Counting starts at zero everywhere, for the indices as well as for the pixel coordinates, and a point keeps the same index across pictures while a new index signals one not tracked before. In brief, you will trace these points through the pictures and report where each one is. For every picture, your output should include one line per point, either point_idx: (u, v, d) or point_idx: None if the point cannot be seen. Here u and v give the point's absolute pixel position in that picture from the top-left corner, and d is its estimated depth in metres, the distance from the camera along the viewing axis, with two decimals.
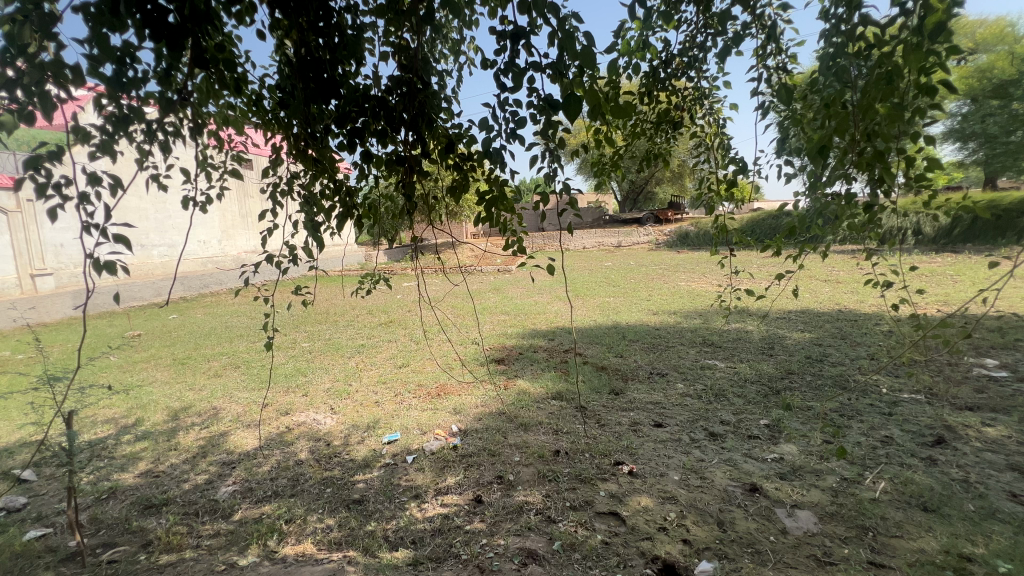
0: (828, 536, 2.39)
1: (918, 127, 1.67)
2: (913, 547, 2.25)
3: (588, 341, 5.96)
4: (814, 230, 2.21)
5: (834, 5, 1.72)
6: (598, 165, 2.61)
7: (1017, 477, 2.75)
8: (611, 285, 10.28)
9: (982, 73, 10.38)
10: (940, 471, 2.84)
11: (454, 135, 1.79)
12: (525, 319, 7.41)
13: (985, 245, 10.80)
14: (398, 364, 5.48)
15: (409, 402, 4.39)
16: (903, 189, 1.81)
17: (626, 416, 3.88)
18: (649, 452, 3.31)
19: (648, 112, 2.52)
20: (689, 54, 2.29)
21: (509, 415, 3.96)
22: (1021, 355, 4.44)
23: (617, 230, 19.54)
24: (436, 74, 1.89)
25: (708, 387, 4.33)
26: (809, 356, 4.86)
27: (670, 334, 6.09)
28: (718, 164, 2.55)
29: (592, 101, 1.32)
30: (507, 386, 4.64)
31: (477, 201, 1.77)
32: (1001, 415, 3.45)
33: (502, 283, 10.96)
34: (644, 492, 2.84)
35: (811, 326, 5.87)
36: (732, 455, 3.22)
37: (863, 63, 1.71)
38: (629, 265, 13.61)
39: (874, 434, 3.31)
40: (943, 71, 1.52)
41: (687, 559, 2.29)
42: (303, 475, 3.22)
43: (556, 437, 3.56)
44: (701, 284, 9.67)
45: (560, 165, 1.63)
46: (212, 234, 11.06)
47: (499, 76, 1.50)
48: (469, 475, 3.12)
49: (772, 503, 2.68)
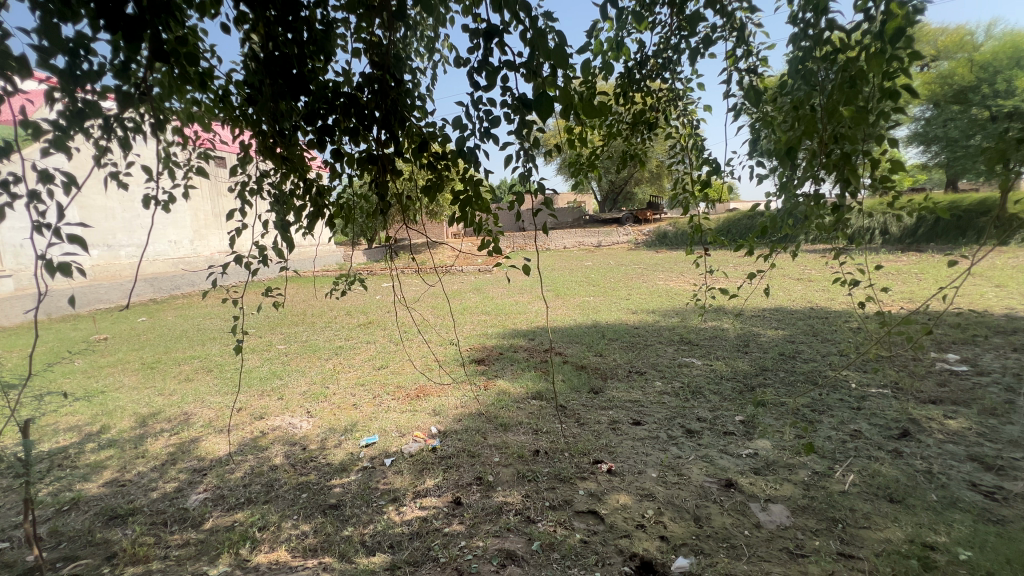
0: (800, 529, 2.44)
1: (882, 132, 1.72)
2: (881, 538, 2.32)
3: (568, 341, 5.98)
4: (785, 230, 2.26)
5: (802, 10, 1.76)
6: (575, 165, 2.61)
7: (976, 467, 2.86)
8: (591, 284, 10.37)
9: (943, 80, 10.83)
10: (905, 463, 2.94)
11: (428, 133, 1.77)
12: (506, 319, 7.42)
13: (946, 244, 11.25)
14: (377, 365, 5.42)
15: (388, 404, 4.33)
16: (869, 190, 1.85)
17: (605, 414, 3.91)
18: (628, 450, 3.33)
19: (624, 113, 2.54)
20: (663, 56, 2.31)
21: (489, 415, 3.95)
22: (979, 350, 4.64)
23: (597, 230, 19.70)
24: (409, 71, 1.86)
25: (685, 384, 4.40)
26: (783, 353, 4.98)
27: (648, 332, 6.17)
28: (692, 165, 2.57)
29: (564, 101, 1.32)
30: (488, 386, 4.63)
31: (451, 201, 1.74)
32: (962, 407, 3.59)
33: (482, 283, 10.93)
34: (623, 490, 2.86)
35: (784, 324, 6.03)
36: (708, 451, 3.27)
37: (831, 67, 1.74)
38: (609, 265, 13.73)
39: (844, 428, 3.41)
40: (906, 76, 1.57)
41: (665, 556, 2.31)
42: (277, 480, 3.14)
43: (535, 437, 3.56)
44: (679, 283, 9.83)
45: (534, 165, 1.61)
46: (182, 234, 10.79)
47: (472, 75, 1.49)
48: (449, 477, 3.09)
49: (747, 498, 2.73)
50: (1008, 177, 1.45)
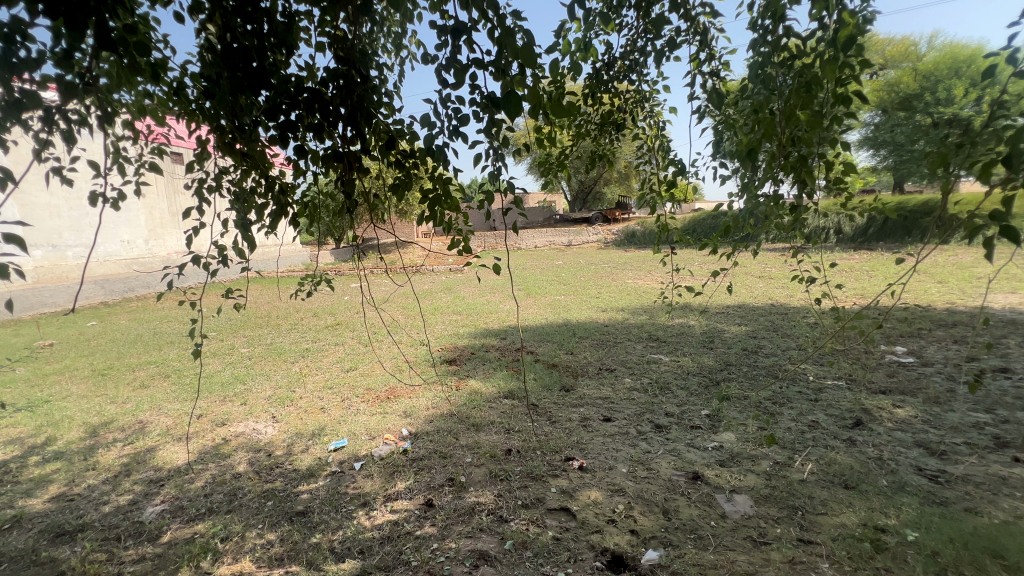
0: (762, 517, 2.53)
1: (836, 136, 1.80)
2: (837, 523, 2.43)
3: (539, 339, 6.01)
4: (746, 230, 2.34)
5: (761, 16, 1.82)
6: (545, 165, 2.62)
7: (922, 452, 3.04)
8: (562, 283, 10.46)
9: (891, 88, 11.45)
10: (858, 451, 3.10)
11: (396, 131, 1.73)
12: (477, 318, 7.39)
13: (895, 243, 11.90)
14: (346, 367, 5.30)
15: (357, 406, 4.24)
16: (824, 191, 1.93)
17: (576, 411, 3.95)
18: (599, 446, 3.38)
19: (592, 113, 2.56)
20: (630, 58, 2.35)
21: (461, 416, 3.92)
22: (924, 342, 4.93)
23: (568, 229, 19.88)
24: (376, 68, 1.82)
25: (654, 380, 4.49)
26: (746, 348, 5.15)
27: (618, 330, 6.27)
28: (659, 166, 2.62)
29: (533, 100, 1.32)
30: (460, 386, 4.60)
31: (420, 200, 1.72)
32: (909, 397, 3.80)
33: (453, 282, 10.86)
34: (594, 486, 2.90)
35: (747, 320, 6.24)
36: (675, 445, 3.35)
37: (789, 72, 1.81)
38: (579, 264, 13.88)
39: (803, 419, 3.55)
40: (857, 83, 1.65)
41: (635, 549, 2.36)
42: (240, 488, 3.03)
43: (508, 436, 3.56)
44: (647, 282, 10.04)
45: (504, 164, 1.61)
46: (136, 233, 10.30)
47: (441, 72, 1.47)
48: (420, 479, 3.06)
49: (713, 490, 2.81)
50: (950, 180, 1.54)
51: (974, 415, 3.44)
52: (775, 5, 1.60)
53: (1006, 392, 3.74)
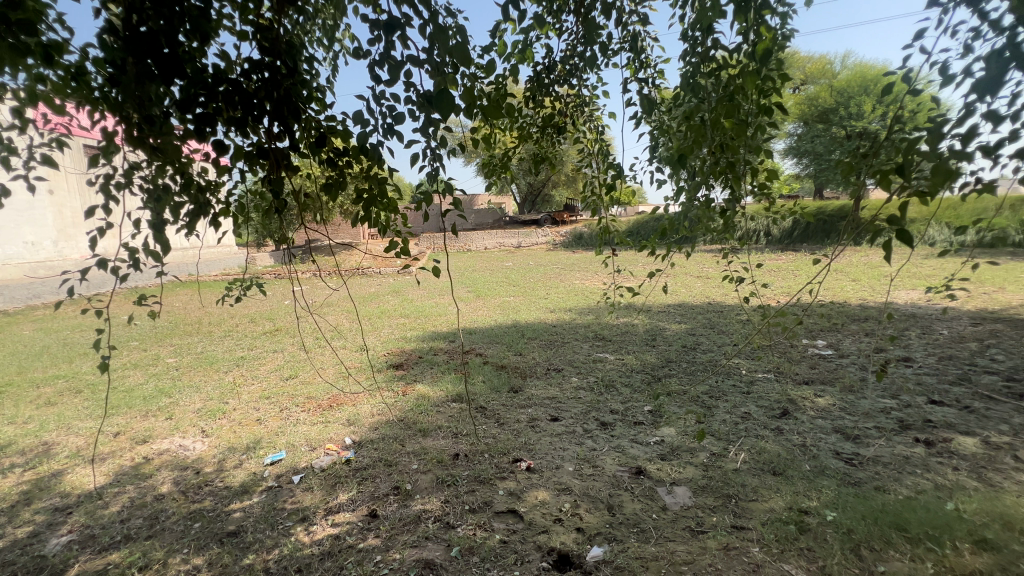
0: (700, 507, 2.64)
1: (761, 144, 1.91)
2: (766, 508, 2.58)
3: (488, 341, 6.00)
4: (682, 232, 2.44)
5: (692, 28, 1.90)
6: (489, 166, 2.61)
7: (839, 437, 3.29)
8: (511, 284, 10.51)
9: (811, 102, 12.43)
10: (785, 439, 3.31)
11: (327, 128, 1.66)
12: (426, 321, 7.26)
13: (816, 244, 12.92)
14: (284, 376, 5.02)
15: (297, 416, 4.04)
16: (751, 197, 2.04)
17: (524, 412, 3.97)
18: (546, 446, 3.40)
19: (534, 116, 2.58)
20: (569, 63, 2.39)
21: (407, 422, 3.82)
22: (841, 335, 5.37)
23: (517, 231, 20.03)
24: (305, 61, 1.73)
25: (599, 379, 4.59)
26: (686, 345, 5.39)
27: (566, 330, 6.37)
28: (599, 169, 2.67)
29: (467, 100, 1.30)
30: (407, 391, 4.49)
31: (354, 200, 1.65)
32: (828, 386, 4.12)
33: (401, 285, 10.63)
34: (542, 486, 2.92)
35: (686, 318, 6.53)
36: (620, 442, 3.44)
37: (718, 82, 1.90)
38: (529, 265, 14.01)
39: (736, 411, 3.76)
40: (777, 95, 1.75)
41: (580, 547, 2.39)
42: (163, 511, 2.79)
43: (456, 440, 3.51)
44: (593, 282, 10.30)
45: (442, 164, 1.58)
46: (43, 233, 9.17)
47: (373, 68, 1.42)
48: (364, 490, 2.94)
49: (655, 483, 2.91)
50: (858, 186, 1.67)
51: (882, 401, 3.78)
52: (704, 17, 1.68)
53: (909, 379, 4.14)
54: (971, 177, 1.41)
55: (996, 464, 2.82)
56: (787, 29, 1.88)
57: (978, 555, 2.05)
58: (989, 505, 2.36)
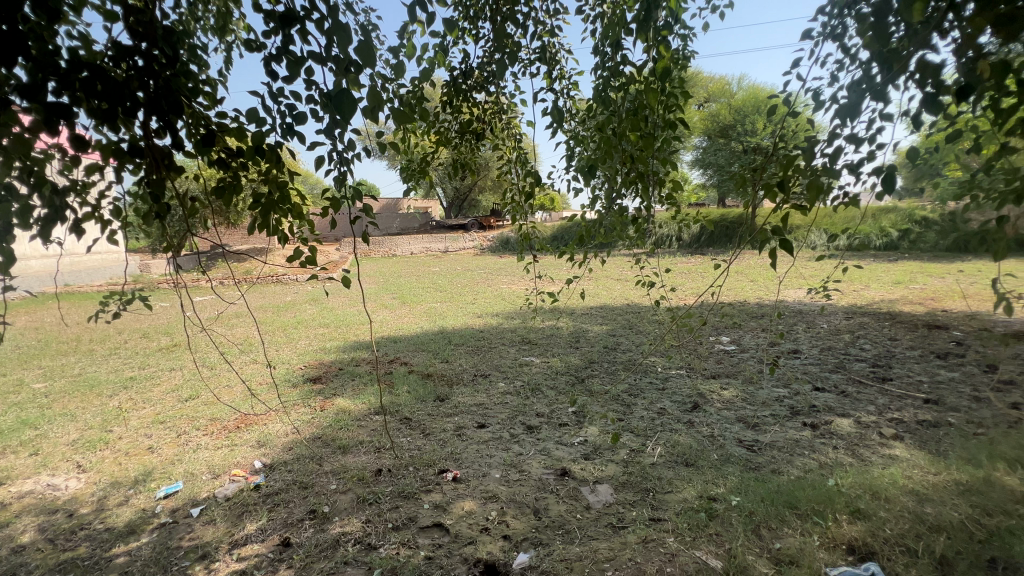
0: (621, 503, 2.74)
1: (667, 156, 2.02)
2: (680, 498, 2.74)
3: (414, 349, 5.83)
4: (599, 239, 2.52)
5: (603, 43, 1.97)
6: (406, 170, 2.53)
7: (742, 426, 3.59)
8: (438, 290, 10.35)
9: (713, 118, 13.57)
10: (696, 431, 3.55)
11: (217, 125, 1.50)
12: (347, 330, 6.91)
13: (720, 248, 14.11)
14: (183, 397, 4.51)
15: (197, 441, 3.64)
16: (659, 206, 2.16)
17: (451, 421, 3.89)
18: (473, 454, 3.36)
19: (452, 121, 2.54)
20: (486, 69, 2.38)
21: (325, 439, 3.59)
22: (742, 332, 5.89)
23: (444, 236, 19.79)
24: (191, 51, 1.57)
25: (526, 383, 4.63)
26: (607, 346, 5.60)
27: (493, 335, 6.37)
28: (520, 176, 2.69)
29: (373, 102, 1.23)
30: (325, 405, 4.23)
31: (250, 205, 1.51)
32: (732, 379, 4.49)
33: (321, 292, 10.05)
34: (468, 496, 2.87)
35: (607, 320, 6.81)
36: (545, 444, 3.48)
37: (627, 96, 1.98)
38: (456, 270, 13.89)
39: (653, 407, 3.97)
40: (680, 111, 1.87)
41: (507, 555, 2.37)
42: (23, 566, 2.37)
43: (378, 455, 3.35)
44: (520, 286, 10.43)
45: (349, 168, 1.49)
46: None
47: (268, 62, 1.31)
48: (275, 517, 2.71)
49: (579, 483, 2.97)
50: (750, 197, 1.82)
51: (776, 390, 4.18)
52: (613, 32, 1.74)
53: (797, 369, 4.63)
54: (840, 192, 1.58)
55: (866, 441, 3.22)
56: (687, 51, 2.02)
57: (854, 524, 2.31)
58: (862, 478, 2.68)
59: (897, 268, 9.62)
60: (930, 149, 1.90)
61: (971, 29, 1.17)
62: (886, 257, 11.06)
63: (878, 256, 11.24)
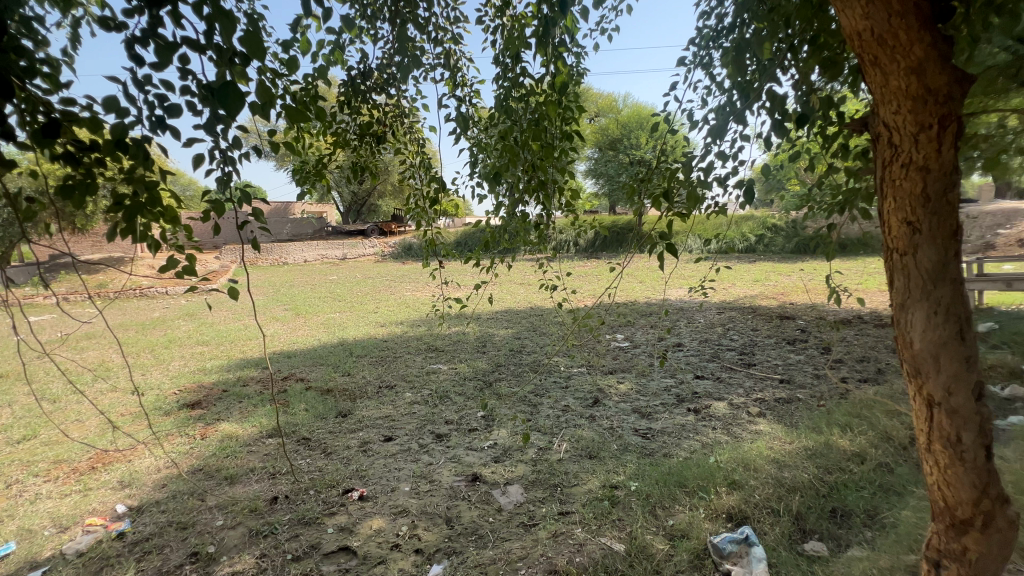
0: (531, 501, 2.81)
1: (567, 166, 2.12)
2: (585, 490, 2.88)
3: (311, 364, 5.45)
4: (504, 244, 2.57)
5: (503, 54, 2.03)
6: (301, 172, 2.36)
7: (636, 416, 3.89)
8: (337, 299, 9.78)
9: (603, 132, 14.59)
10: (597, 424, 3.78)
11: (63, 113, 1.27)
12: (231, 347, 6.23)
13: (613, 252, 15.19)
14: (12, 439, 3.71)
15: (35, 491, 3.02)
16: (559, 212, 2.26)
17: (355, 437, 3.70)
18: (380, 469, 3.22)
19: (350, 122, 2.43)
20: (386, 72, 2.32)
21: (208, 470, 3.20)
22: (634, 329, 6.39)
23: (341, 242, 18.77)
24: (22, 24, 1.31)
25: (433, 391, 4.56)
26: (513, 348, 5.72)
27: (398, 344, 6.18)
28: (423, 182, 2.64)
29: (263, 98, 1.13)
30: (206, 433, 3.76)
31: (110, 207, 1.29)
32: (627, 373, 4.85)
33: (197, 306, 8.96)
34: (377, 513, 2.74)
35: (512, 323, 6.96)
36: (456, 451, 3.46)
37: (527, 107, 2.06)
38: (356, 278, 13.26)
39: (558, 405, 4.14)
40: (576, 124, 1.98)
41: (420, 569, 2.31)
42: None
43: (273, 482, 3.06)
44: (424, 293, 10.27)
45: (235, 168, 1.35)
46: None
47: (130, 45, 1.14)
48: (146, 567, 2.35)
49: (490, 487, 3.00)
50: (640, 206, 1.98)
51: (665, 381, 4.61)
52: (512, 44, 1.80)
53: (681, 360, 5.14)
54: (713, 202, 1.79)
55: (737, 420, 3.68)
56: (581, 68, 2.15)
57: (730, 494, 2.62)
58: (735, 452, 3.05)
59: (755, 268, 11.15)
60: (777, 168, 2.24)
61: (808, 67, 1.38)
62: (747, 259, 12.76)
63: (741, 258, 12.92)
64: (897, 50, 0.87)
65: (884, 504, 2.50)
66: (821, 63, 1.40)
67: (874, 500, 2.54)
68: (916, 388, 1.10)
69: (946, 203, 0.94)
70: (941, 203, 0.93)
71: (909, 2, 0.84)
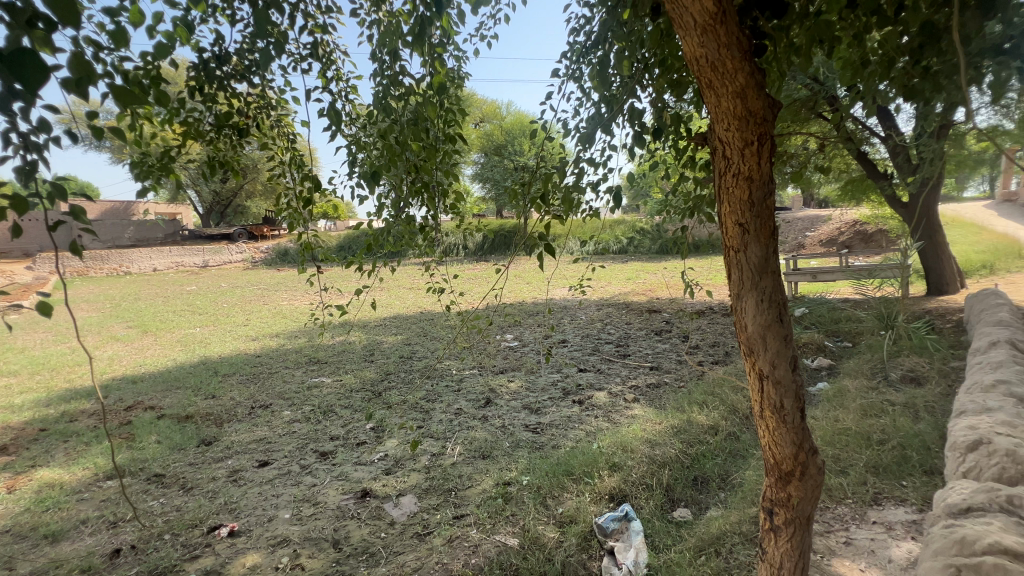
0: (425, 510, 2.75)
1: (449, 169, 2.09)
2: (479, 490, 2.90)
3: (164, 388, 4.71)
4: (388, 247, 2.45)
5: (381, 50, 1.94)
6: (140, 165, 2.00)
7: (527, 412, 4.03)
8: (196, 312, 8.59)
9: (488, 137, 14.87)
10: (490, 424, 3.83)
11: None
12: (51, 376, 5.12)
13: (501, 255, 15.55)
14: None
15: None
16: (445, 214, 2.23)
17: (222, 466, 3.28)
18: (255, 498, 2.90)
19: (204, 110, 2.12)
20: (247, 58, 2.08)
21: (21, 530, 2.59)
22: (523, 329, 6.61)
23: (200, 247, 16.55)
24: None
25: (316, 406, 4.23)
26: (403, 355, 5.55)
27: (273, 358, 5.63)
28: (296, 181, 2.41)
29: (80, 71, 0.93)
30: (15, 484, 3.04)
31: None
32: (516, 372, 5.00)
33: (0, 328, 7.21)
34: (251, 549, 2.46)
35: (401, 329, 6.76)
36: (342, 468, 3.24)
37: (407, 108, 2.00)
38: (220, 287, 11.78)
39: (450, 410, 4.12)
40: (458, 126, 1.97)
41: None
42: None
43: (113, 532, 2.58)
44: (303, 301, 9.49)
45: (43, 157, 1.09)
46: None
47: None
48: None
49: (381, 501, 2.87)
50: (522, 209, 2.03)
51: (552, 376, 4.84)
52: (389, 40, 1.73)
53: (566, 356, 5.45)
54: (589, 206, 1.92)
55: (616, 407, 4.01)
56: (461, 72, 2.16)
57: (612, 476, 2.84)
58: (615, 437, 3.32)
59: (628, 268, 12.25)
60: (643, 177, 2.47)
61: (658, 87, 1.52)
62: (621, 259, 13.97)
63: (615, 258, 14.11)
64: (724, 78, 1.00)
65: (733, 468, 2.91)
66: (669, 84, 1.56)
67: (725, 465, 2.95)
68: (750, 364, 1.30)
69: (766, 208, 1.11)
70: (762, 208, 1.11)
71: (734, 36, 0.97)
